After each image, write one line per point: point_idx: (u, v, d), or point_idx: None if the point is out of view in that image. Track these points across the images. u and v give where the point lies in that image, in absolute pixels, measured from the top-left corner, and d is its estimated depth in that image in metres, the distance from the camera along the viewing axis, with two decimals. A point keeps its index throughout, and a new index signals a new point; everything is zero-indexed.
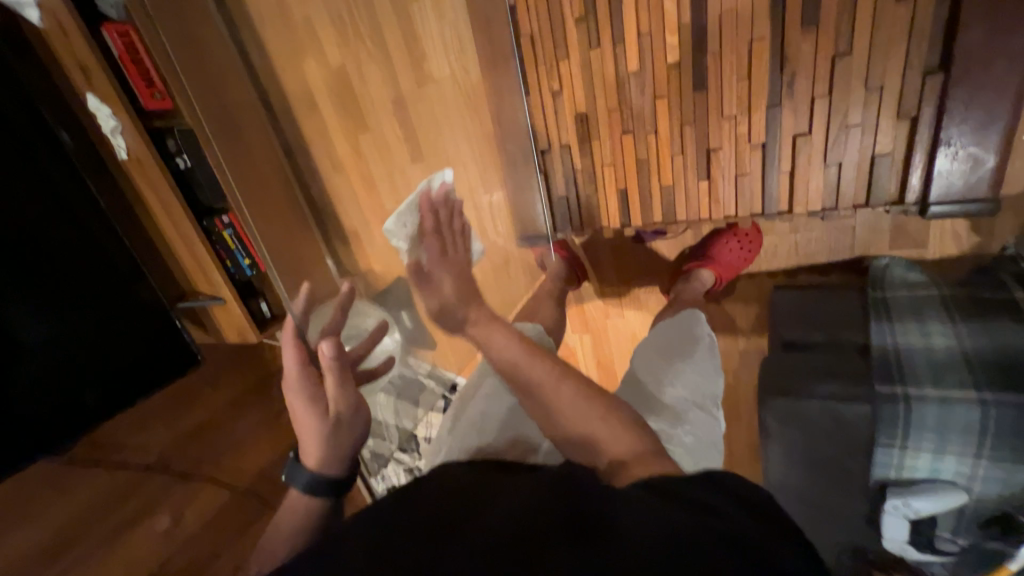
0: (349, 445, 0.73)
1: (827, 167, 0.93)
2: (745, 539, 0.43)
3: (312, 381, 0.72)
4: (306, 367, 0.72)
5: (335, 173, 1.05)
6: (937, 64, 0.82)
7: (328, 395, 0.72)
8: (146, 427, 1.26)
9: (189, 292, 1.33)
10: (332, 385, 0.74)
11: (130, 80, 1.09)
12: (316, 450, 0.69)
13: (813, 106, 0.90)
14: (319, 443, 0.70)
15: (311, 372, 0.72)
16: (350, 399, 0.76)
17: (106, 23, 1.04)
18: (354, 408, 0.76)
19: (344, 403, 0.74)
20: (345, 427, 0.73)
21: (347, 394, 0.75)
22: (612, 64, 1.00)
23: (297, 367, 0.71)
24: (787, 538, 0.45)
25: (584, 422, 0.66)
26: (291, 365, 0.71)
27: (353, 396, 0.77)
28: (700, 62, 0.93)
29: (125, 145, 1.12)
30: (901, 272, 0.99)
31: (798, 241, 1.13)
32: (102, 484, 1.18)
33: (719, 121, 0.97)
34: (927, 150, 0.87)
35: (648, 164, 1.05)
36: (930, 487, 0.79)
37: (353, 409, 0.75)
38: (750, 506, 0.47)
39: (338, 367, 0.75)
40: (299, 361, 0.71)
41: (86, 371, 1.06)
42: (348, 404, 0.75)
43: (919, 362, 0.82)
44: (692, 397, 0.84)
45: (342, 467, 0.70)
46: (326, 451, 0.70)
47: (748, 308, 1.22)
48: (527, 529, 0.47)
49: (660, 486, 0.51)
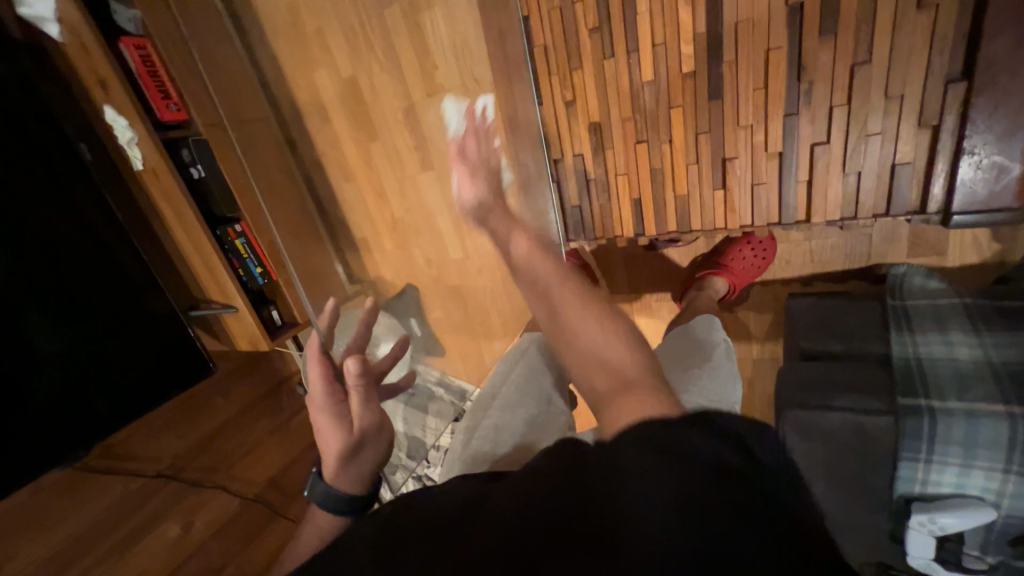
0: (372, 464, 0.71)
1: (846, 175, 0.92)
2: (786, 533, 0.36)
3: (337, 397, 0.71)
4: (330, 383, 0.71)
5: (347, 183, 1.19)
6: (960, 73, 0.81)
7: (353, 412, 0.71)
8: (159, 436, 1.28)
9: (200, 300, 1.33)
10: (357, 403, 0.72)
11: (148, 93, 1.11)
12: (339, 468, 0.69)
13: (831, 115, 0.89)
14: (343, 460, 0.69)
15: (337, 388, 0.71)
16: (373, 418, 0.73)
17: (124, 38, 1.07)
18: (377, 427, 0.74)
19: (367, 421, 0.72)
20: (368, 446, 0.71)
21: (371, 412, 0.73)
22: (626, 73, 1.00)
23: (323, 383, 0.70)
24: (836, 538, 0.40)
25: None
26: (316, 381, 0.70)
27: (376, 414, 0.75)
28: (716, 71, 0.93)
29: (141, 155, 1.13)
30: (920, 280, 0.98)
31: (812, 249, 1.12)
32: (114, 493, 1.18)
33: (735, 131, 0.96)
34: (949, 158, 0.85)
35: (663, 173, 1.05)
36: (955, 503, 0.77)
37: (375, 429, 0.73)
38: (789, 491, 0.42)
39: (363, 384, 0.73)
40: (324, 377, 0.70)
41: (102, 381, 1.07)
42: (374, 423, 0.74)
43: (943, 374, 0.81)
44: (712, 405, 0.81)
45: (365, 486, 0.69)
46: (349, 469, 0.69)
47: (762, 316, 1.21)
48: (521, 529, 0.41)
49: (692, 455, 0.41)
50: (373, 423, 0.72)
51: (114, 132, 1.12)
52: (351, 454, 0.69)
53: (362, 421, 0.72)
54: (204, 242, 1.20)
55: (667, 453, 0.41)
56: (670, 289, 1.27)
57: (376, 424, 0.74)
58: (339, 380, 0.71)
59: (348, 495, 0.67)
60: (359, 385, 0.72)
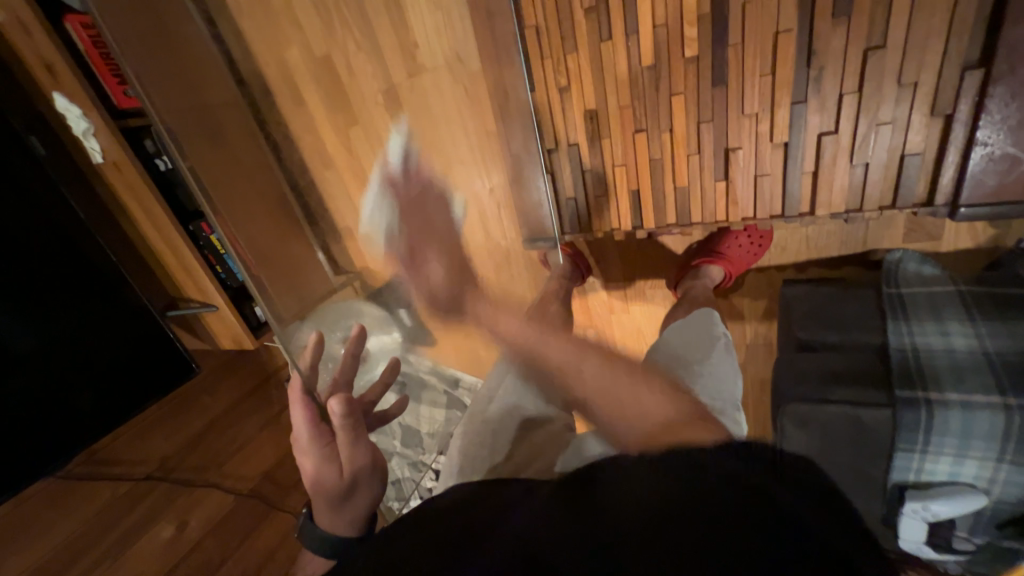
0: (362, 504, 0.74)
1: (853, 166, 0.90)
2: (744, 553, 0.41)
3: (325, 440, 0.74)
4: (316, 426, 0.74)
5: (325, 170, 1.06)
6: (976, 59, 0.78)
7: (340, 452, 0.74)
8: (146, 439, 1.25)
9: (178, 300, 1.27)
10: (344, 445, 0.76)
11: (103, 80, 1.02)
12: (330, 508, 0.72)
13: (840, 103, 0.86)
14: (333, 503, 0.72)
15: (321, 432, 0.74)
16: (362, 458, 0.77)
17: (69, 15, 0.96)
18: (369, 466, 0.77)
19: (356, 461, 0.75)
20: (360, 486, 0.74)
21: (360, 451, 0.77)
22: (625, 57, 0.94)
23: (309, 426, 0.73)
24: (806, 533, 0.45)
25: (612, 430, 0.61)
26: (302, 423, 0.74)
27: (365, 453, 0.78)
28: (719, 56, 0.88)
29: (99, 147, 1.04)
30: (914, 266, 0.98)
31: (809, 235, 1.10)
32: (103, 497, 1.15)
33: (740, 120, 0.92)
34: (961, 148, 0.83)
35: (662, 163, 1.01)
36: (948, 491, 0.79)
37: (366, 469, 0.76)
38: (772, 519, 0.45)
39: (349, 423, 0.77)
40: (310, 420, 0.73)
41: (82, 396, 1.02)
42: (363, 461, 0.77)
43: (940, 365, 0.81)
44: (715, 402, 0.82)
45: (358, 525, 0.71)
46: (341, 510, 0.72)
47: (757, 303, 1.20)
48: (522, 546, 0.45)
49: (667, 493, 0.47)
50: (362, 463, 0.76)
51: (67, 122, 1.02)
52: (342, 494, 0.72)
53: (351, 462, 0.75)
54: (177, 240, 1.13)
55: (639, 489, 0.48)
56: (666, 278, 1.25)
57: (366, 463, 0.77)
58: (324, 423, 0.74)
59: (339, 534, 0.69)
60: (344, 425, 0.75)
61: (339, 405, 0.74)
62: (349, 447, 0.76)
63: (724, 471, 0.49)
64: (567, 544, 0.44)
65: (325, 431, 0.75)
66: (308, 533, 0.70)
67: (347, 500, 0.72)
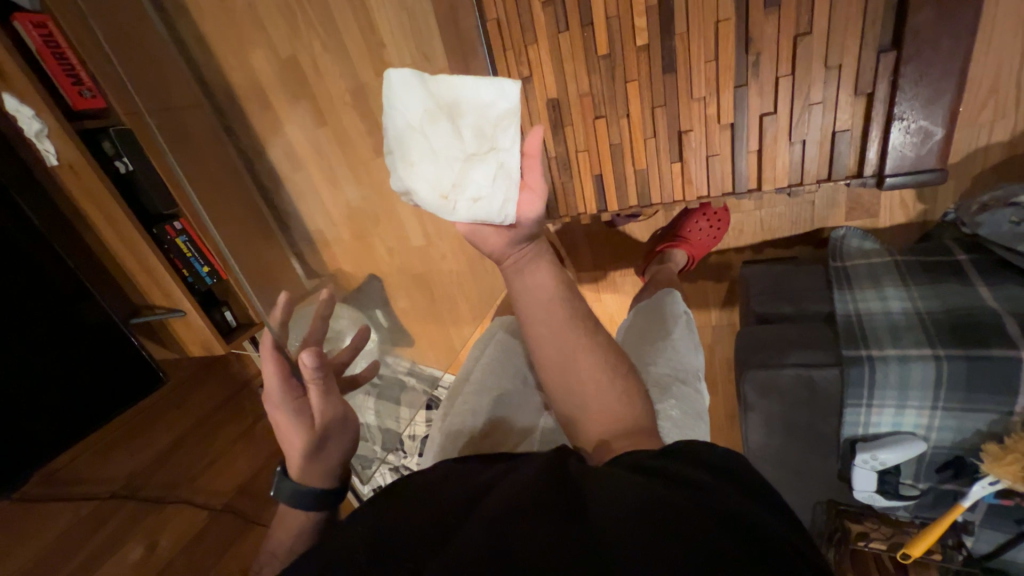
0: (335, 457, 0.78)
1: (792, 144, 0.97)
2: (712, 555, 0.41)
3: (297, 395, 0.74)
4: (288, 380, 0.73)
5: None
6: (890, 42, 0.86)
7: (313, 407, 0.75)
8: (112, 454, 1.18)
9: (142, 307, 1.24)
10: (318, 400, 0.75)
11: (53, 80, 0.97)
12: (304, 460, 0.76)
13: (777, 86, 0.93)
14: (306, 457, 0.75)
15: (294, 385, 0.73)
16: (336, 411, 0.78)
17: (18, 14, 0.92)
18: (343, 418, 0.79)
19: (329, 415, 0.76)
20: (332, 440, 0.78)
21: (333, 406, 0.77)
22: (582, 48, 0.99)
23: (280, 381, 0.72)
24: (776, 515, 0.49)
25: (588, 404, 0.66)
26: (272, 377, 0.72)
27: (339, 406, 0.78)
28: (667, 45, 0.95)
29: (53, 149, 1.01)
30: (857, 241, 1.06)
31: (762, 217, 1.18)
32: (64, 521, 1.08)
33: (690, 104, 0.98)
34: (882, 124, 0.92)
35: (622, 148, 1.07)
36: (893, 440, 0.86)
37: (339, 422, 0.78)
38: (738, 525, 0.45)
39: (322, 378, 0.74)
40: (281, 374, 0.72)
41: (31, 401, 0.97)
42: (336, 417, 0.78)
43: (880, 326, 0.89)
44: (677, 372, 0.87)
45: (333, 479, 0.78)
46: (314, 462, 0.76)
47: (718, 284, 1.26)
48: (501, 532, 0.46)
49: (637, 489, 0.48)
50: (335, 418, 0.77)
51: (17, 124, 0.98)
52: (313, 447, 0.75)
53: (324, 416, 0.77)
54: (140, 243, 1.11)
55: (610, 480, 0.51)
56: (634, 262, 1.30)
57: (339, 416, 0.78)
58: (296, 377, 0.73)
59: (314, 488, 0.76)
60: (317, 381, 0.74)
61: (311, 360, 0.71)
62: (322, 402, 0.76)
63: (703, 489, 0.49)
64: (539, 523, 0.46)
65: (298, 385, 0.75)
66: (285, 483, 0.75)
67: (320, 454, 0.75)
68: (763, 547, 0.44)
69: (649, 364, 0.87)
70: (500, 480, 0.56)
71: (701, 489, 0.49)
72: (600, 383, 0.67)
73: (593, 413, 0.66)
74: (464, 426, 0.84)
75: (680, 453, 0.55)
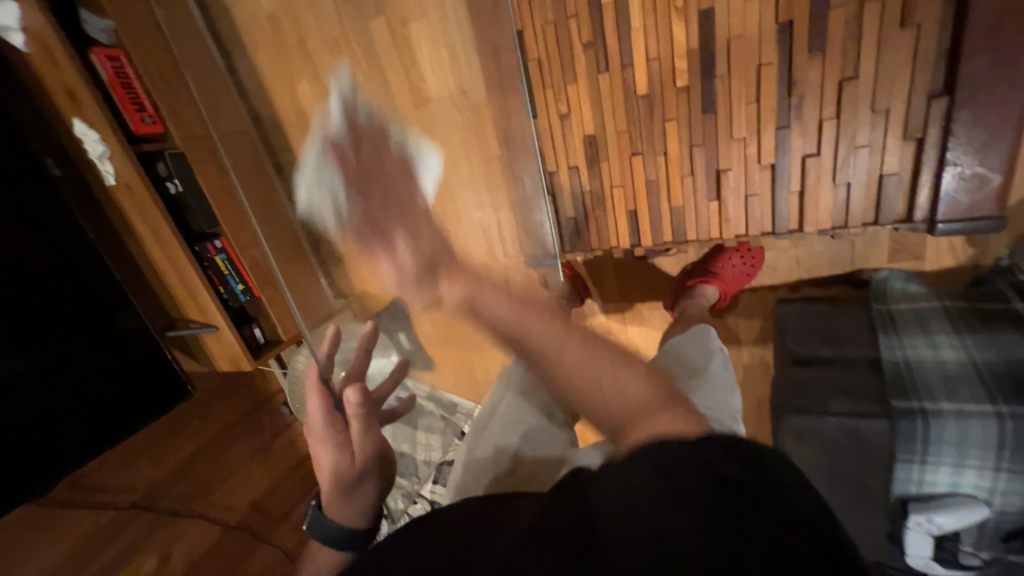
0: (371, 495, 0.74)
1: (836, 186, 0.96)
2: None
3: (339, 428, 0.74)
4: (331, 413, 0.74)
5: None
6: (941, 87, 0.85)
7: (354, 440, 0.75)
8: (135, 462, 1.19)
9: (178, 321, 1.28)
10: (358, 434, 0.76)
11: (121, 108, 1.05)
12: (339, 495, 0.72)
13: (821, 128, 0.93)
14: (348, 495, 0.72)
15: (336, 419, 0.74)
16: (374, 448, 0.78)
17: (96, 49, 1.01)
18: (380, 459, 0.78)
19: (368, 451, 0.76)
20: (370, 476, 0.75)
21: (372, 444, 0.77)
22: (621, 87, 1.02)
23: (324, 413, 0.74)
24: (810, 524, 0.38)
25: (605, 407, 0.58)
26: (318, 411, 0.75)
27: (376, 443, 0.78)
28: (708, 86, 0.96)
29: (113, 170, 1.08)
30: (901, 284, 1.01)
31: (799, 256, 1.15)
32: (86, 527, 1.10)
33: (729, 143, 0.98)
34: (933, 169, 0.89)
35: (657, 184, 1.07)
36: (950, 502, 0.80)
37: (376, 460, 0.77)
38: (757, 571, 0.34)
39: (363, 414, 0.77)
40: (325, 408, 0.74)
41: (68, 410, 1.00)
42: (374, 454, 0.77)
43: (932, 376, 0.84)
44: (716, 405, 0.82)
45: (368, 520, 0.72)
46: (350, 499, 0.72)
47: (751, 322, 1.22)
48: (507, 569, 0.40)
49: (632, 534, 0.38)
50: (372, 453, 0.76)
51: (84, 146, 1.06)
52: (353, 483, 0.73)
53: (364, 451, 0.76)
54: (182, 260, 1.14)
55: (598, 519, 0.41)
56: (663, 296, 1.28)
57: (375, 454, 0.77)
58: (339, 412, 0.75)
59: (349, 528, 0.70)
60: (358, 415, 0.76)
61: (356, 394, 0.75)
62: (362, 436, 0.77)
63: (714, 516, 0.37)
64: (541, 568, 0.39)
65: (339, 419, 0.75)
66: (318, 526, 0.70)
67: (360, 487, 0.73)
68: (783, 549, 0.35)
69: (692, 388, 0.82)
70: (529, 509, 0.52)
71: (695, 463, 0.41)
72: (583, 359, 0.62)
73: (605, 390, 0.58)
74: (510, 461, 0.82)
75: (676, 451, 0.43)
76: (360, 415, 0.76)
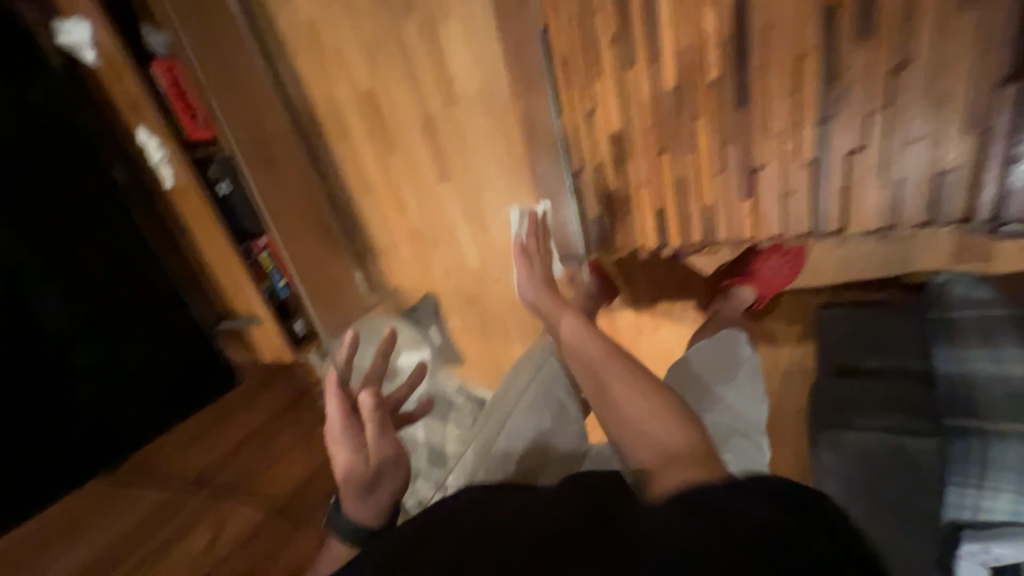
0: (386, 495, 0.76)
1: (885, 183, 0.89)
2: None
3: (354, 431, 0.77)
4: (347, 417, 0.78)
5: (370, 189, 1.34)
6: (1011, 74, 0.77)
7: (368, 443, 0.77)
8: (187, 450, 1.26)
9: (226, 313, 1.36)
10: (372, 436, 0.79)
11: (178, 119, 1.11)
12: (356, 495, 0.74)
13: (869, 121, 0.86)
14: (361, 494, 0.75)
15: (352, 422, 0.78)
16: (389, 451, 0.79)
17: (155, 60, 1.07)
18: (396, 461, 0.78)
19: (383, 453, 0.78)
20: (385, 477, 0.76)
21: (387, 446, 0.79)
22: (648, 82, 0.98)
23: (341, 416, 0.77)
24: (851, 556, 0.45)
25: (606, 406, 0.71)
26: (334, 414, 0.78)
27: (393, 447, 0.80)
28: (741, 78, 0.91)
29: (170, 174, 1.15)
30: (962, 289, 0.93)
31: (845, 256, 1.07)
32: (139, 510, 1.12)
33: (765, 139, 0.93)
34: (999, 165, 0.82)
35: (687, 182, 1.03)
36: (1007, 531, 0.81)
37: (391, 462, 0.78)
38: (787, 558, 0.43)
39: (378, 416, 0.80)
40: (342, 412, 0.77)
41: (132, 394, 1.14)
42: (390, 456, 0.79)
43: (998, 399, 0.83)
44: (735, 423, 0.82)
45: (382, 518, 0.74)
46: (366, 499, 0.75)
47: (792, 326, 1.15)
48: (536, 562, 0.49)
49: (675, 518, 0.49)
50: (388, 455, 0.78)
51: (146, 152, 1.15)
52: (368, 484, 0.75)
53: (378, 453, 0.78)
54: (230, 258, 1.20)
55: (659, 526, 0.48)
56: (694, 297, 1.24)
57: (389, 456, 0.78)
58: (354, 415, 0.78)
59: (366, 525, 0.73)
60: (373, 418, 0.79)
61: (368, 399, 0.79)
62: (377, 439, 0.79)
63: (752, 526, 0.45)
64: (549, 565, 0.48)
65: (354, 423, 0.78)
66: (338, 521, 0.74)
67: (374, 487, 0.75)
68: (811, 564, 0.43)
69: (712, 395, 0.84)
70: (568, 533, 0.52)
71: (754, 496, 0.49)
72: (608, 372, 0.74)
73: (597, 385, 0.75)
74: (504, 443, 0.85)
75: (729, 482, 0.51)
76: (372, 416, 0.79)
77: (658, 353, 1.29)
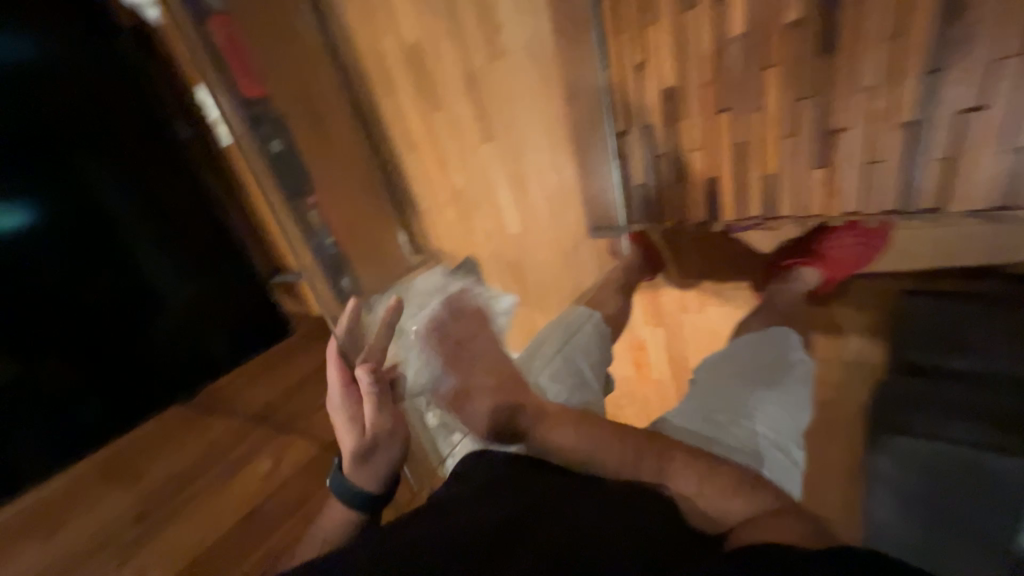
0: (382, 466, 0.75)
1: (1003, 151, 0.78)
2: None
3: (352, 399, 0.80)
4: (347, 386, 0.81)
5: (411, 153, 1.25)
6: None
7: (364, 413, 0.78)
8: (254, 383, 1.37)
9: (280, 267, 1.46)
10: (369, 407, 0.79)
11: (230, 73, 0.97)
12: (354, 462, 0.74)
13: (991, 72, 0.74)
14: (357, 459, 0.74)
15: (351, 391, 0.81)
16: (386, 422, 0.79)
17: None
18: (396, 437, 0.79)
19: (378, 423, 0.77)
20: (381, 446, 0.76)
21: (384, 418, 0.79)
22: (710, 28, 0.92)
23: (340, 384, 0.81)
24: None
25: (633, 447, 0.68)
26: (335, 382, 0.82)
27: (390, 419, 0.80)
28: (825, 20, 0.82)
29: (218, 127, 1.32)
30: None
31: (941, 238, 0.91)
32: (215, 432, 1.25)
33: (852, 94, 0.85)
34: None
35: (748, 147, 0.98)
36: None
37: (387, 433, 0.78)
38: None
39: (377, 390, 0.81)
40: (342, 381, 0.81)
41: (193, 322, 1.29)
42: (385, 427, 0.78)
43: None
44: (777, 437, 0.76)
45: (379, 484, 0.73)
46: (365, 466, 0.74)
47: (862, 313, 1.01)
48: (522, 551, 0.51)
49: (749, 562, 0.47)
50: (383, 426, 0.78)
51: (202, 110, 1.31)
52: (365, 452, 0.75)
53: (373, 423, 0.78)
54: None
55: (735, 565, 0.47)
56: (749, 278, 1.11)
57: (387, 429, 0.79)
58: (354, 385, 0.81)
59: (363, 491, 0.72)
60: (372, 391, 0.80)
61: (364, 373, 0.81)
62: (374, 410, 0.79)
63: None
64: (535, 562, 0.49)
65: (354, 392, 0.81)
66: (337, 483, 0.74)
67: (371, 455, 0.75)
68: None
69: (755, 391, 0.82)
70: (599, 534, 0.53)
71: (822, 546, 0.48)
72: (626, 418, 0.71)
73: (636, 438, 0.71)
74: None
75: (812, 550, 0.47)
76: (370, 394, 0.81)
77: (705, 338, 1.13)
